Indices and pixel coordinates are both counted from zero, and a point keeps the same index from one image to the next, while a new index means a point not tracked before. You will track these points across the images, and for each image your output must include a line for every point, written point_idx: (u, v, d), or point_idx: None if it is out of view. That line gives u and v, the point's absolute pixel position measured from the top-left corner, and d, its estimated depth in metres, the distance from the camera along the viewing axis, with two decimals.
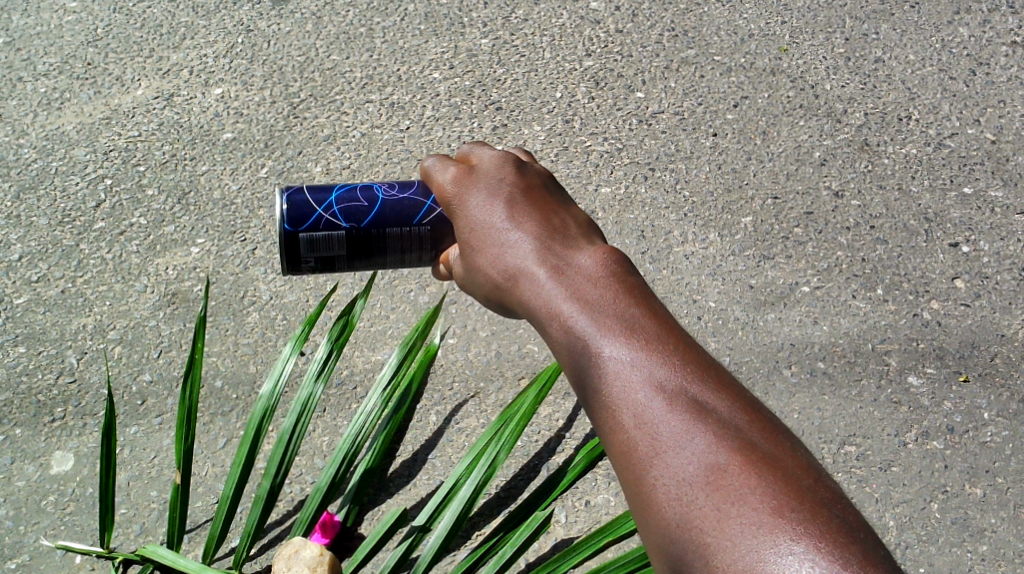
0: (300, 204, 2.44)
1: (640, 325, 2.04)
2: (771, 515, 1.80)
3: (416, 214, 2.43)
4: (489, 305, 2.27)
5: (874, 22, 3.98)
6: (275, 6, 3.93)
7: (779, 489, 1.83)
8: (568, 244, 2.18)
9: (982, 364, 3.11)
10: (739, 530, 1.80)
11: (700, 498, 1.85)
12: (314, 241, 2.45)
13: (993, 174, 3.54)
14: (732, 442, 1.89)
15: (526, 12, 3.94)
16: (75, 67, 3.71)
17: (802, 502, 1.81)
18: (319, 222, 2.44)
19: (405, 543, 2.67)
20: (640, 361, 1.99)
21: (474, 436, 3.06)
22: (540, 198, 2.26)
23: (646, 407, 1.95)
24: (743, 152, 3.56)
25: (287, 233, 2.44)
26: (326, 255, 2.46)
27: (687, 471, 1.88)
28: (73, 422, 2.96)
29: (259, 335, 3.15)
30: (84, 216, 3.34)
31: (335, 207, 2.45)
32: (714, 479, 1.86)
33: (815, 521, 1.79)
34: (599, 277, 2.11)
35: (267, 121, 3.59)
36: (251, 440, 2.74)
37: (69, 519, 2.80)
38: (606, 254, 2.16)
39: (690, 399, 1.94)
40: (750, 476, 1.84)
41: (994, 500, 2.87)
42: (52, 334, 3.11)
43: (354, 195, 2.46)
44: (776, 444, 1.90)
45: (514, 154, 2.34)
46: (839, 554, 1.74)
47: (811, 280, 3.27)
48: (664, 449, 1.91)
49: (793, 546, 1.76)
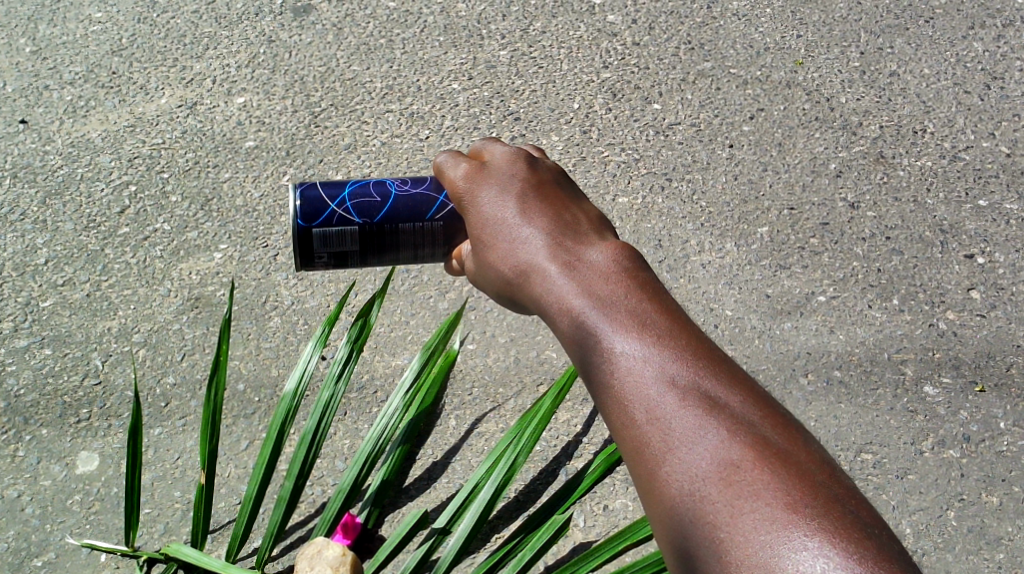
0: (314, 200, 2.48)
1: (652, 321, 2.04)
2: (785, 511, 1.78)
3: (429, 209, 2.47)
4: (502, 302, 2.28)
5: (889, 36, 3.98)
6: (296, 18, 3.97)
7: (793, 485, 1.81)
8: (580, 240, 2.20)
9: (998, 374, 3.12)
10: (753, 525, 1.78)
11: (713, 493, 1.83)
12: (327, 237, 2.48)
13: (1008, 187, 3.55)
14: (744, 437, 1.87)
15: (544, 25, 3.96)
16: (100, 75, 3.76)
17: (816, 498, 1.79)
18: (333, 217, 2.47)
19: (426, 544, 2.71)
20: (651, 356, 1.99)
21: (493, 440, 3.09)
22: (551, 195, 2.28)
23: (658, 402, 1.94)
24: (759, 163, 3.57)
25: (300, 228, 2.46)
26: (339, 250, 2.49)
27: (700, 467, 1.86)
28: (98, 424, 3.01)
29: (281, 339, 3.20)
30: (109, 221, 3.39)
31: (348, 202, 2.48)
32: (727, 474, 1.84)
33: (829, 516, 1.77)
34: (610, 273, 2.12)
35: (288, 130, 3.63)
36: (274, 441, 2.78)
37: (95, 519, 2.85)
38: (618, 250, 2.17)
39: (702, 394, 1.93)
40: (764, 471, 1.83)
41: (1010, 508, 2.88)
42: (78, 336, 3.16)
43: (367, 191, 2.50)
44: (789, 439, 1.89)
45: (525, 150, 2.37)
46: (854, 550, 1.72)
47: (827, 289, 3.28)
48: (675, 445, 1.90)
49: (807, 541, 1.74)
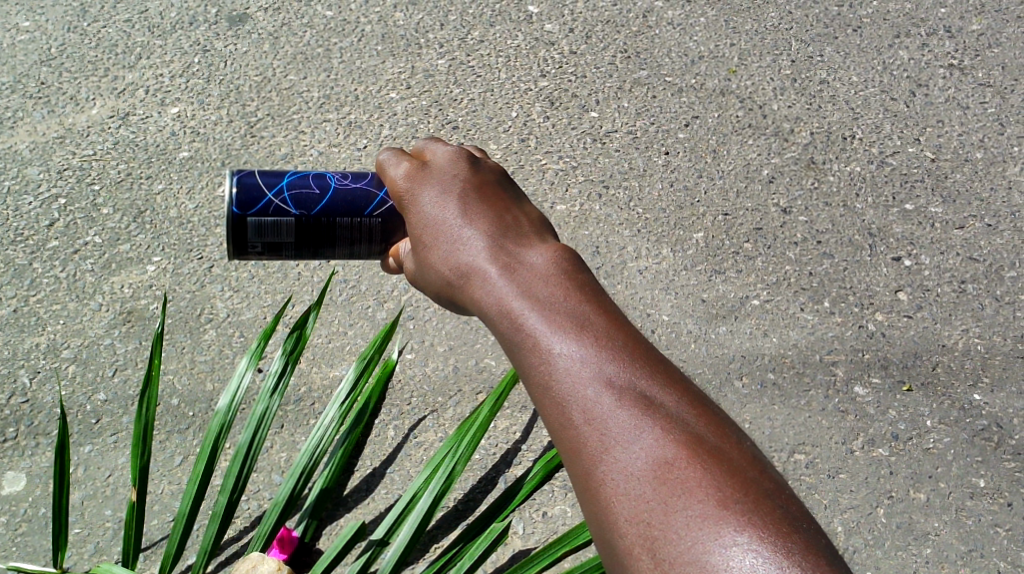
0: (250, 188, 2.48)
1: (590, 321, 2.04)
2: (716, 507, 1.80)
3: (367, 206, 2.49)
4: (440, 301, 2.29)
5: (818, 45, 4.09)
6: (232, 26, 3.95)
7: (725, 482, 1.83)
8: (518, 240, 2.20)
9: (925, 374, 3.22)
10: (685, 523, 1.80)
11: (647, 492, 1.85)
12: (262, 226, 2.48)
13: (933, 191, 3.67)
14: (679, 435, 1.89)
15: (481, 34, 4.00)
16: (28, 86, 3.71)
17: (746, 494, 1.82)
18: (269, 207, 2.49)
19: (364, 556, 2.69)
20: (587, 356, 1.99)
21: (432, 450, 3.10)
22: (491, 197, 2.28)
23: (594, 402, 1.95)
24: (694, 171, 3.65)
25: (235, 216, 2.47)
26: (274, 241, 2.50)
27: (635, 465, 1.88)
28: (26, 442, 2.95)
29: (216, 352, 3.17)
30: (37, 235, 3.34)
31: (285, 192, 2.49)
32: (663, 473, 1.86)
33: (759, 511, 1.80)
34: (548, 273, 2.12)
35: (224, 140, 3.62)
36: (207, 456, 2.72)
37: (22, 540, 2.80)
38: (558, 252, 2.17)
39: (638, 393, 1.94)
40: (697, 469, 1.85)
41: (937, 504, 2.97)
42: (5, 353, 3.10)
43: (306, 182, 2.51)
44: (722, 437, 1.91)
45: (467, 149, 2.38)
46: (781, 545, 1.75)
47: (761, 293, 3.36)
48: (612, 444, 1.91)
49: (737, 536, 1.77)
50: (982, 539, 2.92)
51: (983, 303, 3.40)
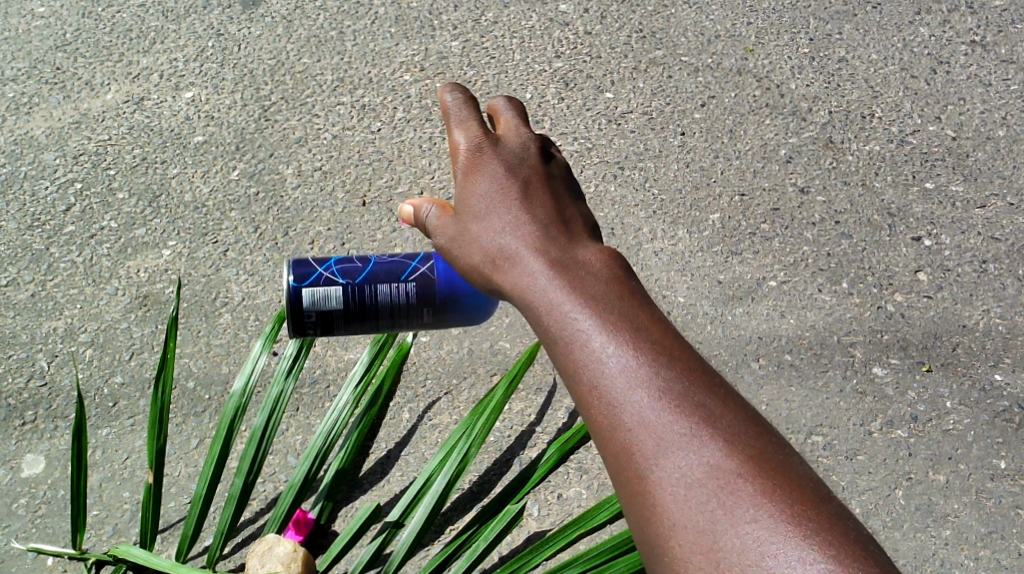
0: (304, 267, 2.58)
1: (646, 327, 1.99)
2: (782, 522, 1.76)
3: (403, 272, 2.57)
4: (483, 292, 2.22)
5: (837, 22, 4.04)
6: (245, 10, 3.94)
7: (790, 495, 1.80)
8: (572, 243, 2.15)
9: (944, 354, 3.19)
10: (750, 535, 1.77)
11: (708, 502, 1.81)
12: (315, 300, 2.56)
13: (953, 170, 3.63)
14: (740, 447, 1.85)
15: (496, 15, 3.97)
16: (43, 72, 3.71)
17: (814, 510, 1.78)
18: (319, 279, 2.56)
19: (379, 538, 2.69)
20: (643, 362, 1.94)
21: (448, 432, 3.10)
22: (546, 196, 2.24)
23: (650, 408, 1.90)
24: (710, 150, 3.62)
25: (291, 289, 2.56)
26: (324, 312, 2.57)
27: (695, 474, 1.83)
28: (44, 425, 2.97)
29: (231, 336, 3.17)
30: (53, 220, 3.35)
31: (334, 267, 2.58)
32: (724, 483, 1.81)
33: (828, 529, 1.76)
34: (602, 278, 2.07)
35: (238, 124, 3.61)
36: (224, 438, 2.73)
37: (41, 522, 2.81)
38: (611, 258, 2.12)
39: (696, 401, 1.90)
40: (760, 481, 1.81)
41: (957, 485, 2.95)
42: (23, 337, 3.11)
43: (351, 260, 2.60)
44: (782, 452, 1.87)
45: (532, 142, 2.34)
46: (855, 563, 1.72)
47: (778, 275, 3.34)
48: (671, 452, 1.86)
49: (806, 552, 1.73)
50: (1003, 520, 2.90)
51: (1004, 283, 3.36)
